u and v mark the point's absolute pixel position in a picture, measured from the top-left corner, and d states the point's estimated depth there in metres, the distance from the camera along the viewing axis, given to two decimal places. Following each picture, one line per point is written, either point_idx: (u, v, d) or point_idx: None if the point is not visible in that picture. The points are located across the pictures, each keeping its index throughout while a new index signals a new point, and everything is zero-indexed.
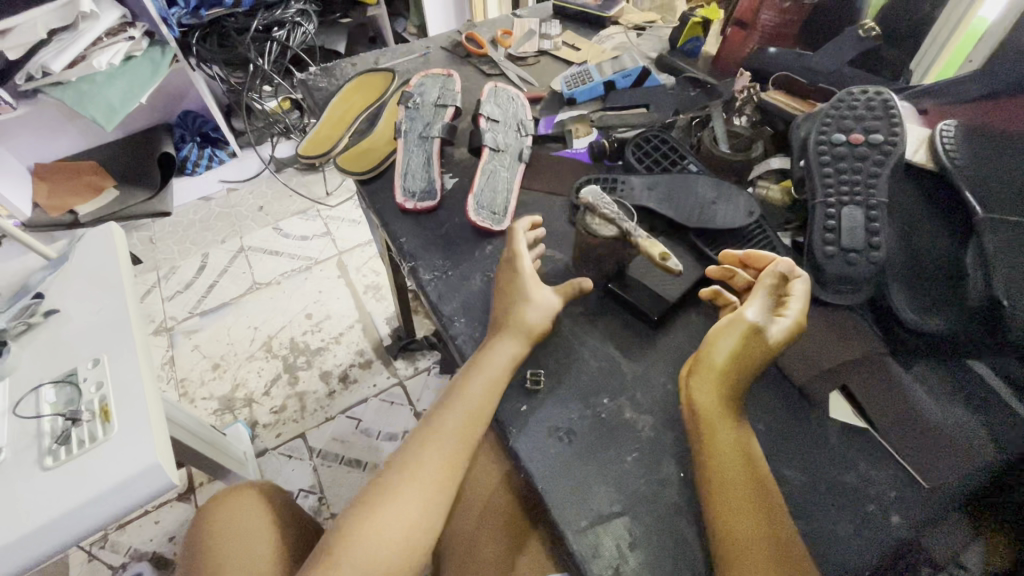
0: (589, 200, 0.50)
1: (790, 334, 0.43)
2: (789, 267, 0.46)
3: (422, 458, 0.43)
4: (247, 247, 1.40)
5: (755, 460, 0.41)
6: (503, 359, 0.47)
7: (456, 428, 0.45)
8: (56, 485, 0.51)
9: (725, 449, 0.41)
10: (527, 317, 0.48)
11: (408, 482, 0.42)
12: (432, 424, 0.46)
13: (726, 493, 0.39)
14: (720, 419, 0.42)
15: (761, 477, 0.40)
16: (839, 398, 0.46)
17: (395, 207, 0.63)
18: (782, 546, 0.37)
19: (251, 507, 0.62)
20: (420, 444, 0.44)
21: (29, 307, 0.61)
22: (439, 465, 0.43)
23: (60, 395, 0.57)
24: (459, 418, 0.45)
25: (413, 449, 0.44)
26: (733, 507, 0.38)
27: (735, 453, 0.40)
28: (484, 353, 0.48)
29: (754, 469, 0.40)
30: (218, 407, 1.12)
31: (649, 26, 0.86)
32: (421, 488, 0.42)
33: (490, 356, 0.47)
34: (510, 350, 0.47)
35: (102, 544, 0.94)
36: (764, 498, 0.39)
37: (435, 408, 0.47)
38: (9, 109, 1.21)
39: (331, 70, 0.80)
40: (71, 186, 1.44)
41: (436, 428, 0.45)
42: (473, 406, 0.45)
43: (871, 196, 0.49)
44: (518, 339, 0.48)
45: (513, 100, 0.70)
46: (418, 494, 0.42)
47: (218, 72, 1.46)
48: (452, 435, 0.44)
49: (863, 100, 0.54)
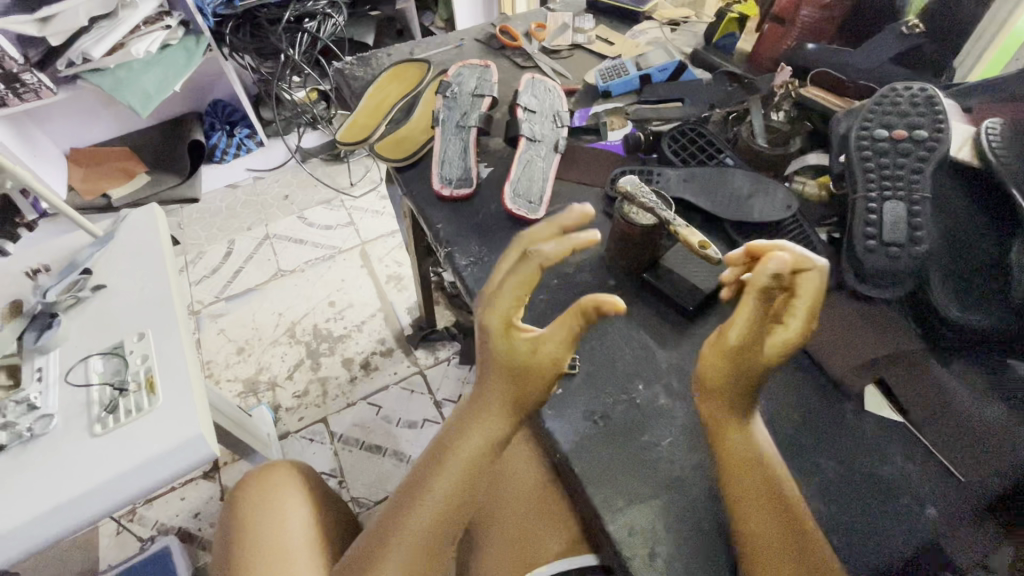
0: (628, 189, 0.51)
1: (787, 346, 0.37)
2: (785, 264, 0.34)
3: (416, 509, 0.42)
4: (273, 235, 1.42)
5: (770, 460, 0.39)
6: (502, 408, 0.43)
7: (450, 483, 0.42)
8: (104, 451, 0.54)
9: (744, 447, 0.39)
10: (520, 373, 0.42)
11: (401, 535, 0.41)
12: (427, 468, 0.43)
13: (745, 494, 0.38)
14: (741, 418, 0.40)
15: (781, 476, 0.39)
16: (876, 392, 0.47)
17: (431, 194, 0.64)
18: (804, 544, 0.36)
19: (285, 479, 0.64)
20: (413, 493, 0.43)
21: (77, 283, 0.64)
22: (430, 517, 0.42)
23: (107, 366, 0.59)
24: (454, 469, 0.42)
25: (407, 494, 0.43)
26: (753, 507, 0.37)
27: (755, 454, 0.39)
28: (483, 394, 0.44)
29: (770, 471, 0.39)
30: (243, 389, 1.15)
31: (683, 22, 0.86)
32: (412, 543, 0.41)
33: (489, 401, 0.43)
34: (508, 399, 0.43)
35: (131, 517, 0.97)
36: (786, 499, 0.38)
37: (430, 450, 0.44)
38: (50, 95, 1.24)
39: (367, 60, 0.82)
40: (106, 170, 1.49)
41: (429, 479, 0.43)
42: (469, 459, 0.43)
43: (914, 191, 0.49)
44: (516, 390, 0.42)
45: (550, 91, 0.70)
46: (410, 549, 0.41)
47: (249, 63, 1.49)
48: (446, 486, 0.42)
49: (907, 96, 0.54)
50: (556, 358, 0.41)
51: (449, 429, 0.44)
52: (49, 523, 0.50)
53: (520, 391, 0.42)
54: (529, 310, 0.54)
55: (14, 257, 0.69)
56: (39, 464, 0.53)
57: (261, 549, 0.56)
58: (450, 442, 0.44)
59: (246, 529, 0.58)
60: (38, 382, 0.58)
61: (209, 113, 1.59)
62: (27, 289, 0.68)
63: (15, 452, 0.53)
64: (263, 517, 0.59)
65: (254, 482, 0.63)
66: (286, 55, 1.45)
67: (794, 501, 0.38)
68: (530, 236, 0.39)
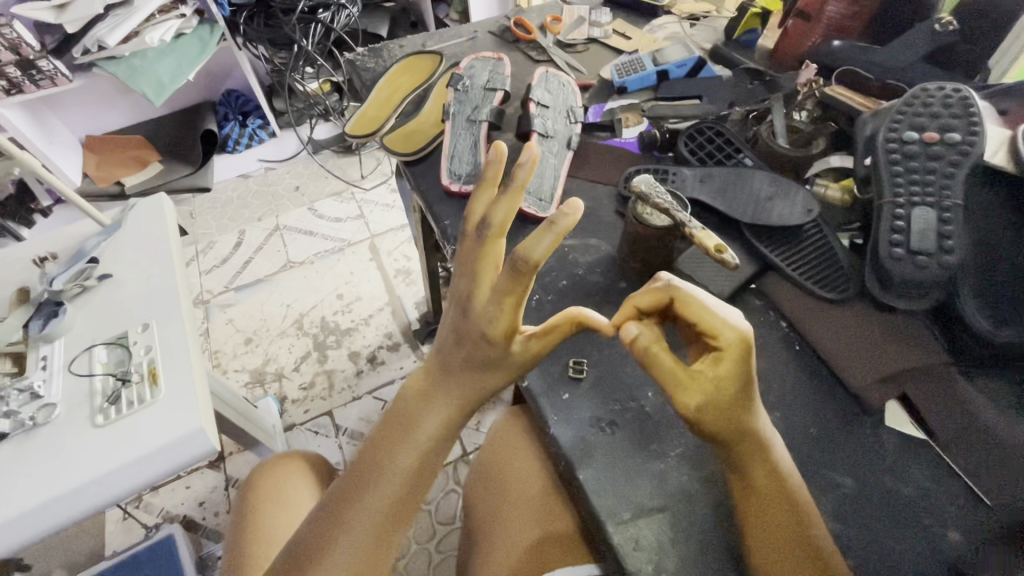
0: (642, 189, 0.49)
1: (735, 364, 0.34)
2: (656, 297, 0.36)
3: (367, 491, 0.38)
4: (282, 226, 1.42)
5: (787, 479, 0.36)
6: (465, 390, 0.40)
7: (408, 462, 0.39)
8: (104, 442, 0.53)
9: (759, 465, 0.36)
10: (489, 360, 0.39)
11: (355, 518, 0.38)
12: (386, 446, 0.40)
13: (758, 512, 0.35)
14: (758, 441, 0.36)
15: (798, 496, 0.36)
16: (897, 408, 0.45)
17: (440, 190, 0.63)
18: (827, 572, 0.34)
19: (294, 471, 0.64)
20: (369, 472, 0.39)
21: (84, 271, 0.63)
22: (387, 498, 0.38)
23: (111, 356, 0.59)
24: (417, 447, 0.39)
25: (364, 473, 0.39)
26: (765, 527, 0.35)
27: (771, 472, 0.36)
28: (445, 373, 0.40)
29: (785, 489, 0.36)
30: (250, 379, 1.15)
31: (703, 16, 0.83)
32: (366, 527, 0.38)
33: (451, 379, 0.40)
34: (471, 382, 0.40)
35: (137, 504, 0.98)
36: (808, 521, 0.35)
37: (385, 426, 0.41)
38: (65, 82, 1.24)
39: (379, 51, 0.80)
40: (119, 159, 1.49)
41: (386, 457, 0.39)
42: (428, 439, 0.40)
43: (945, 197, 0.47)
44: (479, 375, 0.40)
45: (565, 86, 0.69)
46: (364, 533, 0.37)
47: (262, 53, 1.48)
48: (407, 464, 0.39)
49: (940, 96, 0.51)
50: (531, 352, 0.40)
51: (406, 405, 0.41)
52: (46, 512, 0.50)
53: (484, 377, 0.40)
54: (537, 311, 0.52)
55: (23, 243, 0.69)
56: (39, 451, 0.53)
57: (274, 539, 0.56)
58: (407, 420, 0.40)
59: (253, 523, 0.58)
60: (42, 370, 0.58)
61: (222, 102, 1.59)
62: (35, 276, 0.68)
63: (18, 441, 0.53)
64: (272, 512, 0.59)
65: (265, 477, 0.63)
66: (299, 45, 1.44)
67: (815, 523, 0.35)
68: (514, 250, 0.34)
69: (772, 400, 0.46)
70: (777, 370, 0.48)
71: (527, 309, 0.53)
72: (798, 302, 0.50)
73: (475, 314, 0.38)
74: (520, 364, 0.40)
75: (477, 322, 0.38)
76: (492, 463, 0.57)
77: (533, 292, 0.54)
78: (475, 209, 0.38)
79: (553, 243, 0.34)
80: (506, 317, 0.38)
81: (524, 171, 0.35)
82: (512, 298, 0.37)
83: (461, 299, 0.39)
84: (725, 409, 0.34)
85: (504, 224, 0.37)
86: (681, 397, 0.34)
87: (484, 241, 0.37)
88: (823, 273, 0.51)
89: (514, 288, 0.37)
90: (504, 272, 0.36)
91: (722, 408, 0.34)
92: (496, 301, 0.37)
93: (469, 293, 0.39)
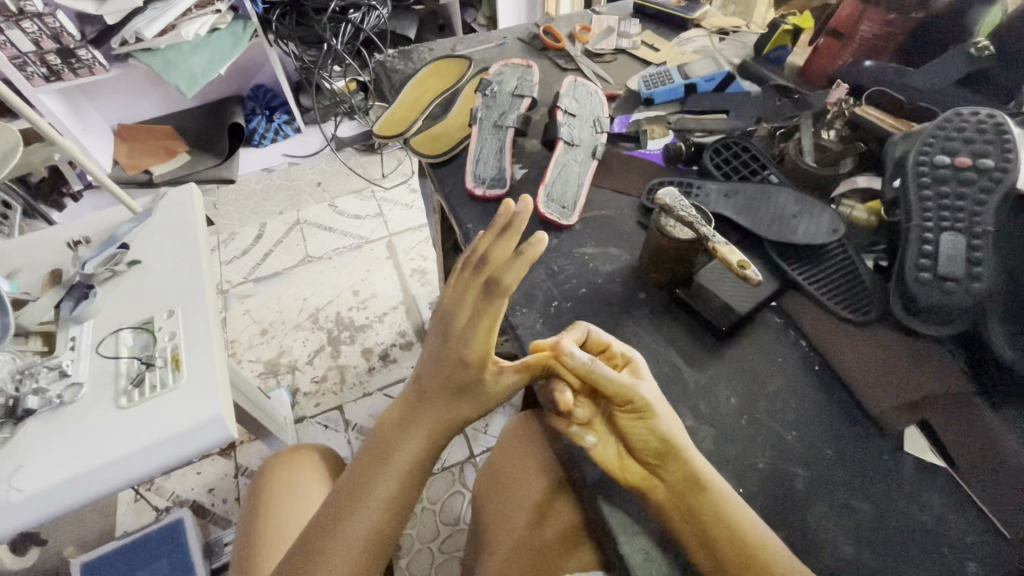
0: (666, 201, 0.50)
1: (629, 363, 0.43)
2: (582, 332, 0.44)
3: (349, 515, 0.39)
4: (303, 220, 1.45)
5: (744, 535, 0.36)
6: (441, 416, 0.42)
7: (390, 488, 0.40)
8: (127, 424, 0.55)
9: (706, 503, 0.37)
10: (464, 385, 0.42)
11: (339, 546, 0.38)
12: (368, 471, 0.41)
13: (711, 521, 0.37)
14: (699, 488, 0.38)
15: (754, 548, 0.36)
16: (916, 434, 0.44)
17: (464, 193, 0.63)
18: None
19: (309, 466, 0.65)
20: (353, 498, 0.40)
21: (115, 256, 0.65)
22: (373, 520, 0.39)
23: (137, 340, 0.60)
24: (399, 470, 0.41)
25: (346, 497, 0.40)
26: (718, 539, 0.36)
27: (715, 521, 0.37)
28: (423, 399, 0.43)
29: (741, 539, 0.36)
30: (264, 370, 1.17)
31: (733, 31, 0.83)
32: (348, 553, 0.38)
33: (428, 405, 0.42)
34: (447, 408, 0.42)
35: (149, 487, 0.99)
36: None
37: (367, 453, 0.42)
38: (103, 71, 1.28)
39: (409, 54, 0.82)
40: (149, 147, 1.53)
41: (368, 484, 0.40)
42: (408, 465, 0.41)
43: (976, 223, 0.47)
44: (456, 400, 0.42)
45: (592, 96, 0.69)
46: (347, 557, 0.38)
47: (292, 50, 1.50)
48: (389, 486, 0.40)
49: (972, 122, 0.51)
50: (505, 383, 0.42)
51: (385, 433, 0.43)
52: (62, 494, 0.51)
53: (460, 402, 0.42)
54: (557, 317, 0.53)
55: (57, 226, 0.71)
56: (48, 439, 0.54)
57: (279, 525, 0.57)
58: (389, 447, 0.42)
59: (268, 519, 0.58)
60: (71, 350, 0.60)
61: (251, 97, 1.63)
62: (67, 259, 0.70)
63: (45, 418, 0.55)
64: (285, 507, 0.59)
65: (277, 469, 0.64)
66: (329, 45, 1.44)
67: (771, 550, 0.36)
68: (492, 278, 0.40)
69: (789, 419, 0.46)
70: (794, 388, 0.47)
71: (546, 314, 0.53)
72: (818, 321, 0.50)
73: (455, 338, 0.42)
74: (494, 393, 0.42)
75: (457, 346, 0.42)
76: (501, 470, 0.58)
77: (553, 298, 0.54)
78: (479, 248, 0.43)
79: (523, 270, 0.39)
80: (481, 337, 0.41)
81: (521, 217, 0.40)
82: (489, 321, 0.41)
83: (443, 329, 0.43)
84: (661, 402, 0.41)
85: (498, 261, 0.41)
86: (627, 379, 0.39)
87: (478, 273, 0.42)
88: (847, 294, 0.50)
89: (489, 314, 0.40)
90: (479, 296, 0.41)
91: (652, 384, 0.41)
92: (471, 324, 0.41)
93: (451, 319, 0.42)
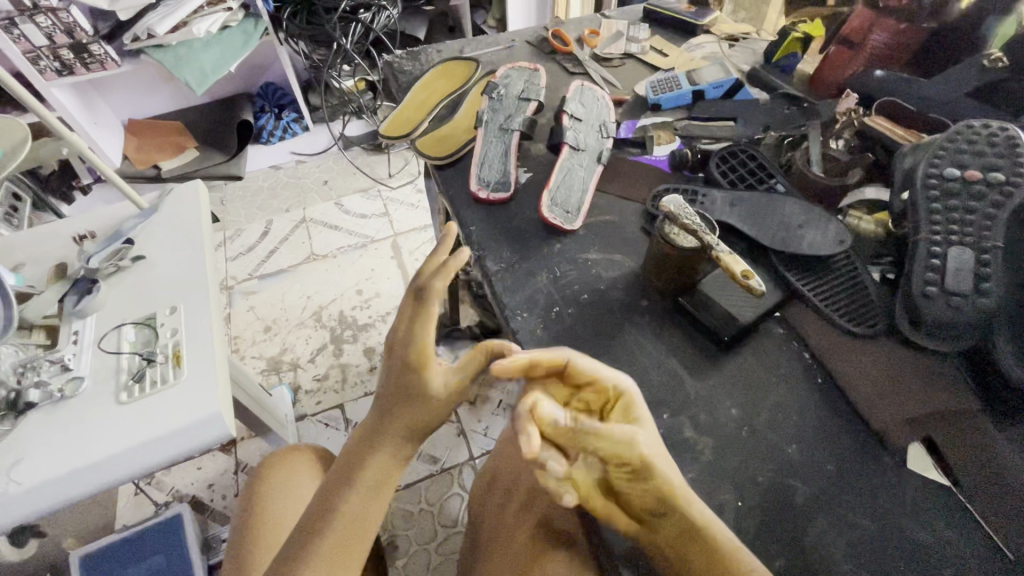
0: (670, 209, 0.49)
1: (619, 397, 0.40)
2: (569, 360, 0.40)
3: (317, 529, 0.38)
4: (309, 218, 1.45)
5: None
6: (402, 423, 0.42)
7: (359, 500, 0.39)
8: (126, 419, 0.55)
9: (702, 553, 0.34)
10: (417, 390, 0.43)
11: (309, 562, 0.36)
12: (337, 488, 0.40)
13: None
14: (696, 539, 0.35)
15: None
16: (920, 450, 0.43)
17: (468, 195, 0.63)
18: None
19: (304, 469, 0.64)
20: (322, 513, 0.39)
21: (120, 251, 0.65)
22: (342, 534, 0.38)
23: (138, 336, 0.61)
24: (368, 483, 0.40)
25: (315, 513, 0.39)
26: None
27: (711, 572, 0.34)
28: (383, 412, 0.43)
29: None
30: (266, 366, 1.17)
31: (742, 38, 0.83)
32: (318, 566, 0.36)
33: (389, 415, 0.43)
34: (406, 415, 0.42)
35: (149, 481, 1.00)
36: None
37: (336, 471, 0.42)
38: (114, 66, 1.29)
39: (417, 55, 0.82)
40: (158, 142, 1.54)
41: (337, 498, 0.39)
42: (377, 477, 0.41)
43: (984, 238, 0.46)
44: (412, 407, 0.42)
45: (598, 100, 0.69)
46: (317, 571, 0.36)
47: (302, 48, 1.50)
48: (359, 498, 0.39)
49: (984, 134, 0.50)
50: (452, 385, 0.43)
51: (352, 451, 0.42)
52: (59, 489, 0.51)
53: (416, 408, 0.42)
54: (558, 322, 0.53)
55: (63, 220, 0.71)
56: (45, 435, 0.54)
57: (268, 524, 0.57)
58: (357, 462, 0.41)
59: (263, 519, 0.58)
60: (74, 344, 0.60)
61: (261, 95, 1.64)
62: (72, 253, 0.70)
63: (45, 411, 0.55)
64: (281, 508, 0.59)
65: (275, 470, 0.63)
66: (339, 44, 1.45)
67: None
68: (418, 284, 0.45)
69: (791, 432, 0.45)
70: (796, 400, 0.47)
71: (547, 319, 0.53)
72: (822, 333, 0.49)
73: (398, 344, 0.44)
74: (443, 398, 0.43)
75: (400, 352, 0.43)
76: (497, 473, 0.59)
77: (554, 303, 0.54)
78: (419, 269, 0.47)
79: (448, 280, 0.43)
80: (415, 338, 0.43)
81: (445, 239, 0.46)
82: (423, 323, 0.43)
83: (388, 344, 0.45)
84: (657, 453, 0.36)
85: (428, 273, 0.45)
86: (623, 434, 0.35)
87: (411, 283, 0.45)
88: (852, 306, 0.50)
89: (421, 315, 0.43)
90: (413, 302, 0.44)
91: (648, 432, 0.36)
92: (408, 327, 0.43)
93: (393, 328, 0.45)
